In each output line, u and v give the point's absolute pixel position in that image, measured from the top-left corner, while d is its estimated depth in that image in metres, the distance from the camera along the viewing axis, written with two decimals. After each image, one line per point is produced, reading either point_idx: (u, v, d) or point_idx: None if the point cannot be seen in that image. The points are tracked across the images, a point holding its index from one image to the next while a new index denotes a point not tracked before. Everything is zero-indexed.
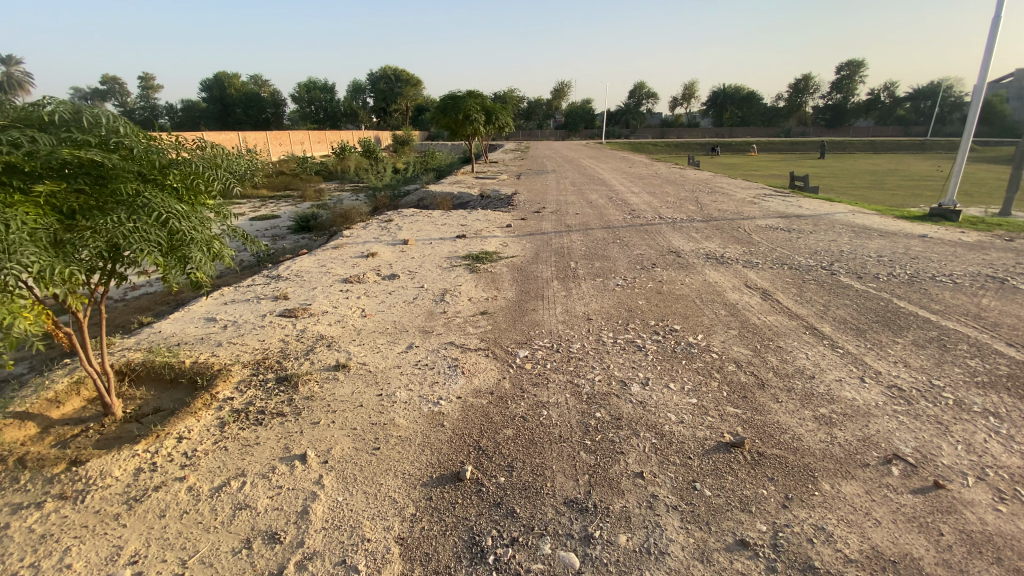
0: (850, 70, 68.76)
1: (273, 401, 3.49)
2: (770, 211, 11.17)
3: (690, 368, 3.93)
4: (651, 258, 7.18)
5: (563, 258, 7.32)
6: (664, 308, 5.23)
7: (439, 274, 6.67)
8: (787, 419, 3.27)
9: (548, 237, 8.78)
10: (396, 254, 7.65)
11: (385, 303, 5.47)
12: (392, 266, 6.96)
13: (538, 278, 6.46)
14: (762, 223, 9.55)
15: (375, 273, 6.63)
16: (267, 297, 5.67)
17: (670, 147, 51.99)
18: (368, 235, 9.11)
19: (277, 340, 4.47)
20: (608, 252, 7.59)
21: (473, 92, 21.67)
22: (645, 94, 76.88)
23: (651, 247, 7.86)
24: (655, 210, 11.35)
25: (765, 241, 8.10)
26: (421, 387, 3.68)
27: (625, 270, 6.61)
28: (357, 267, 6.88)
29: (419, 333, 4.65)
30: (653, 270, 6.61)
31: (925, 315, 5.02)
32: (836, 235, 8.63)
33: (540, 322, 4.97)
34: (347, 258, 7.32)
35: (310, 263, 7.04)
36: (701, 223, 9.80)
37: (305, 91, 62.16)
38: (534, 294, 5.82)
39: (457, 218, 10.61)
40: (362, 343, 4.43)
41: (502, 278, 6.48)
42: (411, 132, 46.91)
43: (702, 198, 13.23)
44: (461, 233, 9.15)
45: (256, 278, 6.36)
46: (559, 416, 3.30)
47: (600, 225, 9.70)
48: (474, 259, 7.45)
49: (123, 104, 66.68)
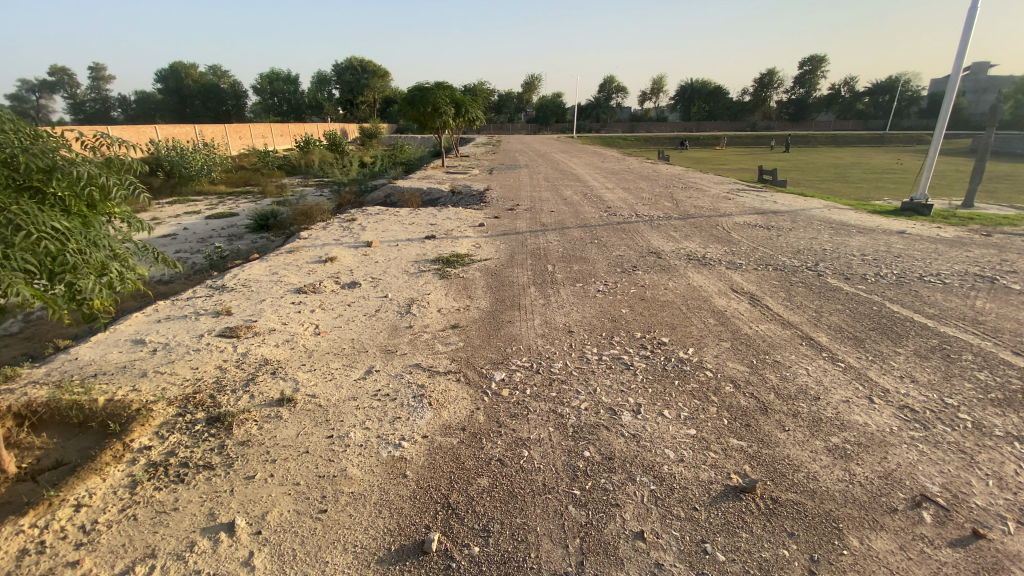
0: (812, 66, 70.42)
1: (200, 449, 2.92)
2: (746, 206, 10.97)
3: (684, 389, 3.51)
4: (631, 259, 6.81)
5: (539, 261, 6.85)
6: (650, 317, 4.81)
7: (405, 281, 6.11)
8: (799, 453, 2.89)
9: (523, 237, 8.32)
10: (358, 258, 7.05)
11: (342, 318, 4.90)
12: (353, 272, 6.37)
13: (513, 283, 5.97)
14: (741, 220, 9.31)
15: (334, 281, 6.04)
16: (208, 313, 5.01)
17: (641, 140, 52.15)
18: (328, 236, 8.46)
19: (212, 368, 3.85)
20: (587, 253, 7.17)
21: (441, 83, 20.92)
22: (615, 88, 77.17)
23: (631, 247, 7.48)
24: (632, 207, 11.00)
25: (746, 239, 7.83)
26: (379, 424, 3.16)
27: (605, 274, 6.19)
28: (313, 275, 6.25)
29: (379, 354, 4.11)
30: (634, 273, 6.22)
31: (922, 320, 4.78)
32: (816, 232, 8.46)
33: (516, 337, 4.48)
34: (302, 264, 6.66)
35: (262, 271, 6.38)
36: (680, 220, 9.50)
37: (268, 82, 59.97)
38: (509, 303, 5.34)
39: (426, 216, 10.04)
40: (313, 369, 3.87)
41: (474, 284, 5.97)
42: (379, 125, 45.72)
43: (677, 194, 12.96)
44: (430, 233, 8.57)
45: (197, 289, 5.71)
46: (541, 458, 2.83)
47: (576, 224, 9.28)
48: (444, 262, 6.90)
49: (71, 96, 62.87)
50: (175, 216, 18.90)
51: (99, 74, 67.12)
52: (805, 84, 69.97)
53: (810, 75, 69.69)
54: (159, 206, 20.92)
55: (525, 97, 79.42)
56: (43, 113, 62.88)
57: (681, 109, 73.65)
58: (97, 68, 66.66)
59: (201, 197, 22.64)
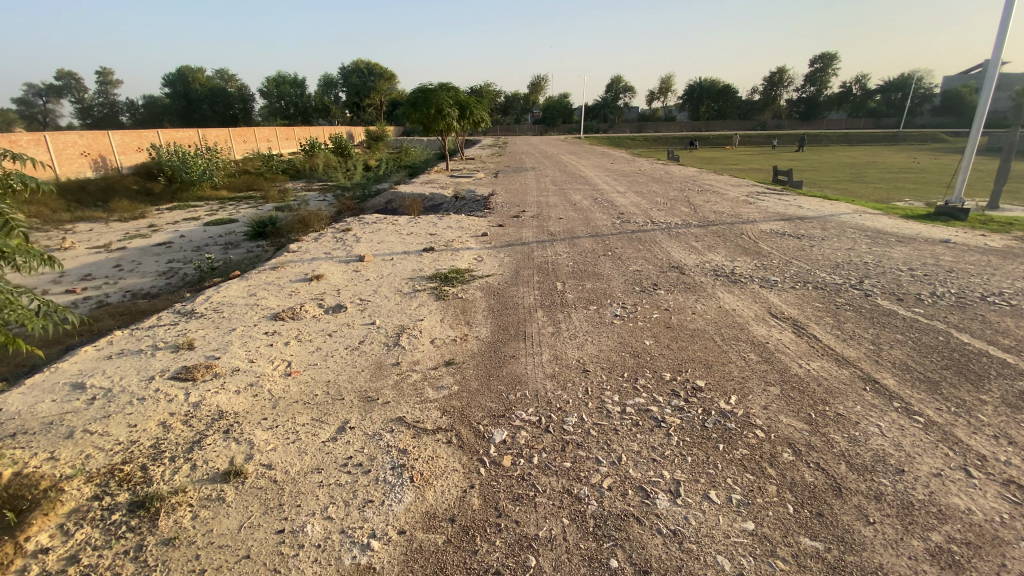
0: (823, 64, 69.35)
1: (110, 554, 2.27)
2: (769, 212, 10.22)
3: (732, 459, 2.79)
4: (651, 275, 6.10)
5: (547, 278, 6.15)
6: (680, 351, 4.08)
7: (397, 303, 5.43)
8: (894, 563, 2.18)
9: (529, 249, 7.63)
10: (348, 275, 6.40)
11: (320, 353, 4.22)
12: (339, 292, 5.71)
13: (518, 306, 5.27)
14: (766, 228, 8.57)
15: (317, 303, 5.38)
16: (166, 348, 4.36)
17: (649, 141, 51.37)
18: (319, 249, 7.83)
19: (154, 426, 3.21)
20: (600, 268, 6.45)
21: (445, 85, 20.35)
22: (622, 89, 76.45)
23: (649, 260, 6.77)
24: (646, 213, 10.28)
25: (776, 251, 7.10)
26: (346, 511, 2.48)
27: (622, 293, 5.47)
28: (295, 296, 5.58)
29: (357, 403, 3.43)
30: (655, 292, 5.50)
31: (1001, 355, 4.02)
32: (852, 241, 7.69)
33: (521, 377, 3.77)
34: (285, 283, 6.00)
35: (240, 292, 5.74)
36: (699, 228, 8.76)
37: (274, 85, 59.86)
38: (513, 330, 4.62)
39: (426, 225, 9.40)
40: (274, 426, 3.20)
41: (474, 306, 5.27)
42: (384, 128, 45.30)
43: (693, 198, 12.20)
44: (429, 245, 7.90)
45: (162, 316, 5.09)
46: (552, 571, 2.13)
47: (587, 233, 8.57)
48: (442, 280, 6.21)
49: (81, 100, 63.09)
50: (173, 223, 18.43)
51: (108, 78, 67.42)
52: (816, 82, 68.79)
53: (820, 72, 68.51)
54: (158, 211, 20.47)
55: (531, 98, 78.74)
56: (52, 118, 63.15)
57: (690, 109, 72.62)
58: (106, 72, 66.96)
59: (202, 203, 22.20)
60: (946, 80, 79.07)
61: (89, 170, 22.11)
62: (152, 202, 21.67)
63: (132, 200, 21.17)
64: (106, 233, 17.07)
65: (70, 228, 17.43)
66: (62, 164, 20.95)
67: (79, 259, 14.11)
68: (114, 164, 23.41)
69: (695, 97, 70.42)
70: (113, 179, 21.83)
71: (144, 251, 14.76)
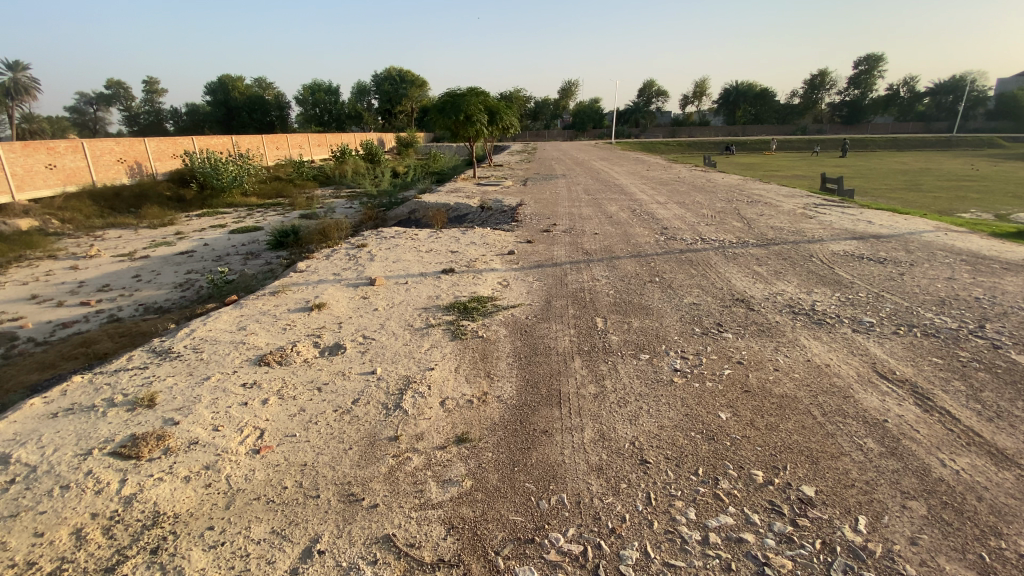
0: (868, 66, 66.14)
1: None
2: (836, 228, 9.02)
3: None
4: (711, 310, 5.07)
5: (585, 311, 5.19)
6: (769, 436, 3.05)
7: (406, 341, 4.55)
8: None
9: (562, 272, 6.71)
10: (355, 301, 5.60)
11: (302, 418, 3.36)
12: (341, 326, 4.88)
13: (551, 349, 4.33)
14: (837, 250, 7.44)
15: (313, 341, 4.55)
16: (122, 404, 3.59)
17: (682, 146, 49.81)
18: (329, 267, 7.07)
19: (62, 539, 2.40)
20: (647, 299, 5.44)
21: (473, 90, 19.61)
22: (655, 94, 74.86)
23: (705, 289, 5.73)
24: (693, 228, 9.21)
25: (858, 280, 5.98)
26: None
27: (679, 337, 4.46)
28: (289, 331, 4.78)
29: (335, 509, 2.55)
30: (721, 336, 4.47)
31: None
32: (949, 268, 6.47)
33: (558, 467, 2.81)
34: (281, 313, 5.19)
35: (229, 324, 4.97)
36: (758, 247, 7.66)
37: (310, 94, 60.77)
38: (545, 387, 3.66)
39: (448, 241, 8.59)
40: (216, 546, 2.34)
41: (498, 350, 4.36)
42: (415, 135, 45.25)
43: (743, 211, 11.02)
44: (449, 265, 7.05)
45: (133, 357, 4.36)
46: None
47: (629, 252, 7.57)
48: (461, 310, 5.32)
49: (129, 108, 65.60)
50: (200, 230, 18.23)
51: (155, 87, 69.98)
52: (861, 85, 65.63)
53: (865, 75, 65.39)
54: (187, 218, 20.39)
55: (561, 103, 77.57)
56: (101, 126, 65.85)
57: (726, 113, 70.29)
58: (152, 81, 69.37)
59: (231, 210, 22.09)
60: (1001, 80, 74.67)
61: (125, 177, 22.28)
62: (183, 209, 21.66)
63: (163, 207, 21.17)
64: (134, 240, 16.93)
65: (100, 234, 17.37)
66: (98, 170, 21.12)
67: (102, 267, 13.87)
68: (149, 170, 23.54)
69: (732, 101, 68.10)
70: (147, 185, 21.90)
71: (165, 260, 14.42)
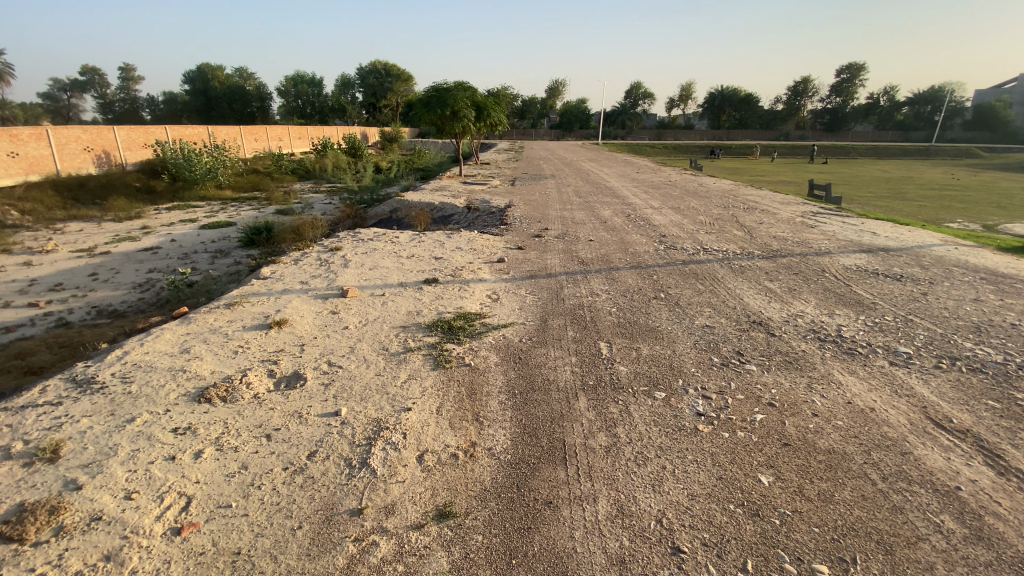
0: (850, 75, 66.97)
1: None
2: (841, 239, 8.61)
3: None
4: (728, 335, 4.49)
5: (586, 332, 4.58)
6: (827, 512, 2.49)
7: (379, 370, 3.87)
8: None
9: (557, 283, 6.10)
10: (324, 317, 4.89)
11: (244, 481, 2.67)
12: (303, 350, 4.18)
13: (549, 382, 3.68)
14: (848, 264, 6.98)
15: (268, 370, 3.84)
16: (17, 456, 2.85)
17: (668, 149, 49.62)
18: (298, 274, 6.33)
19: None
20: (655, 320, 4.84)
21: (460, 85, 18.87)
22: (642, 96, 74.80)
23: (718, 308, 5.17)
24: (692, 236, 8.68)
25: (881, 300, 5.49)
26: None
27: (696, 369, 3.86)
28: (242, 355, 4.06)
29: None
30: (745, 369, 3.88)
31: None
32: (970, 287, 6.05)
33: (569, 558, 2.19)
34: (234, 332, 4.46)
35: (169, 345, 4.21)
36: (765, 259, 7.14)
37: (292, 85, 59.06)
38: (545, 438, 3.01)
39: (432, 245, 7.92)
40: None
41: (488, 382, 3.70)
42: (399, 130, 44.20)
43: (742, 218, 10.54)
44: (433, 274, 6.39)
45: (48, 388, 3.60)
46: None
47: (628, 262, 6.99)
48: (445, 330, 4.65)
49: (103, 94, 63.15)
50: (168, 225, 17.15)
51: (130, 74, 67.40)
52: (843, 93, 66.51)
53: (848, 83, 66.23)
54: (156, 211, 19.27)
55: (548, 102, 76.94)
56: (73, 112, 63.40)
57: (710, 118, 70.30)
58: (127, 67, 66.82)
59: (204, 203, 20.99)
60: (976, 93, 76.58)
61: (92, 167, 20.97)
62: (153, 202, 20.47)
63: (131, 199, 19.97)
64: (96, 234, 15.80)
65: (61, 227, 16.21)
66: (64, 159, 19.82)
67: (56, 264, 12.79)
68: (119, 160, 22.22)
69: (718, 106, 68.33)
70: (115, 176, 20.64)
71: (127, 257, 13.41)
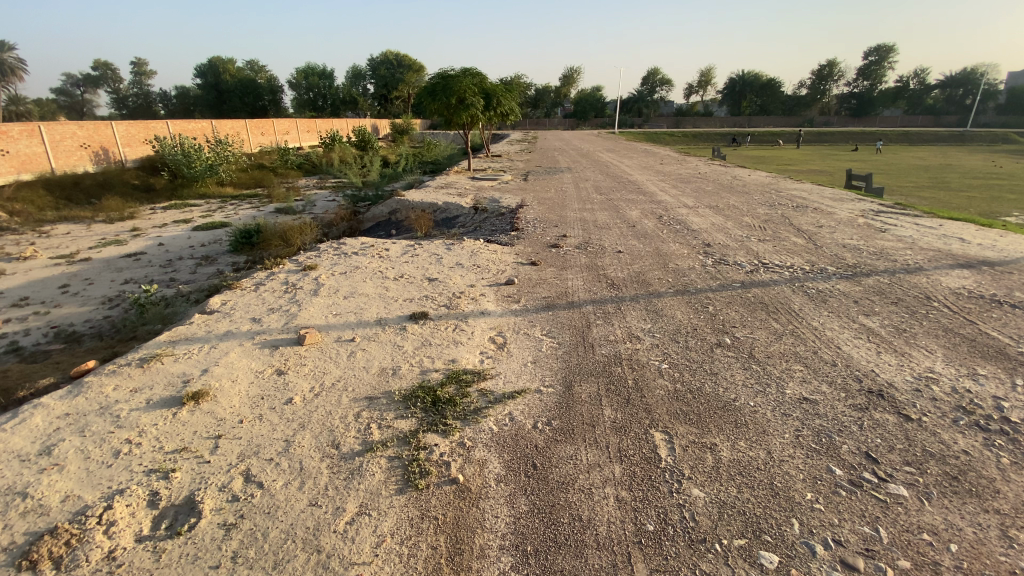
0: (878, 58, 63.98)
1: None
2: (924, 248, 7.08)
3: None
4: (845, 422, 3.02)
5: (632, 413, 3.15)
6: None
7: (317, 492, 2.52)
8: None
9: (583, 319, 4.70)
10: (265, 381, 3.55)
11: None
12: (215, 449, 2.84)
13: (583, 529, 2.27)
14: (953, 285, 5.49)
15: (146, 497, 2.49)
16: None
17: (687, 138, 47.44)
18: (258, 305, 5.02)
19: None
20: (727, 389, 3.39)
21: (467, 71, 17.38)
22: (660, 82, 72.39)
23: (811, 365, 3.70)
24: (743, 246, 7.18)
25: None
26: None
27: (816, 499, 2.43)
28: (122, 460, 2.74)
29: None
30: (893, 501, 2.43)
31: None
32: None
33: None
34: (132, 412, 3.16)
35: (28, 440, 2.92)
36: (846, 280, 5.64)
37: (304, 77, 58.01)
38: None
39: (429, 260, 6.55)
40: None
41: (481, 527, 2.29)
42: (410, 121, 42.74)
43: (795, 219, 9.02)
44: (423, 305, 5.02)
45: None
46: None
47: (671, 285, 5.54)
48: (427, 404, 3.27)
49: (117, 90, 63.17)
50: (160, 226, 16.09)
51: (143, 68, 66.76)
52: (872, 76, 63.49)
53: (876, 66, 63.27)
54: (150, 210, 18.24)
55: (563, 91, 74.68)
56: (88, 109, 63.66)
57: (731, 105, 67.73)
58: (139, 61, 66.20)
59: (202, 201, 19.91)
60: (1011, 77, 72.79)
61: (88, 164, 19.96)
62: (148, 200, 19.42)
63: (125, 198, 18.92)
64: (82, 237, 14.74)
65: (47, 229, 15.20)
66: (58, 156, 18.84)
67: (30, 272, 11.74)
68: (116, 157, 21.22)
69: (739, 92, 65.77)
70: (110, 174, 19.62)
71: (107, 265, 12.30)
